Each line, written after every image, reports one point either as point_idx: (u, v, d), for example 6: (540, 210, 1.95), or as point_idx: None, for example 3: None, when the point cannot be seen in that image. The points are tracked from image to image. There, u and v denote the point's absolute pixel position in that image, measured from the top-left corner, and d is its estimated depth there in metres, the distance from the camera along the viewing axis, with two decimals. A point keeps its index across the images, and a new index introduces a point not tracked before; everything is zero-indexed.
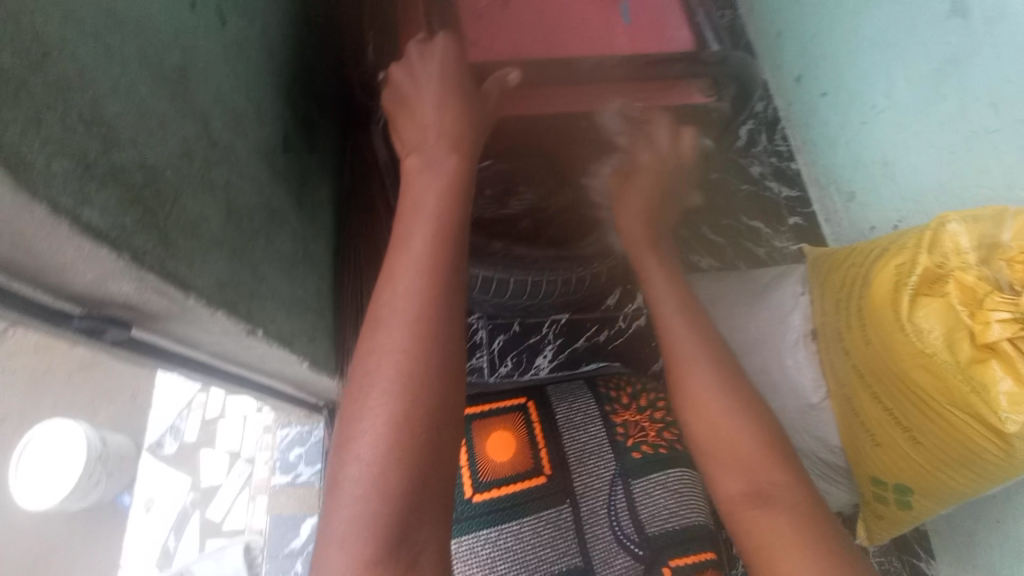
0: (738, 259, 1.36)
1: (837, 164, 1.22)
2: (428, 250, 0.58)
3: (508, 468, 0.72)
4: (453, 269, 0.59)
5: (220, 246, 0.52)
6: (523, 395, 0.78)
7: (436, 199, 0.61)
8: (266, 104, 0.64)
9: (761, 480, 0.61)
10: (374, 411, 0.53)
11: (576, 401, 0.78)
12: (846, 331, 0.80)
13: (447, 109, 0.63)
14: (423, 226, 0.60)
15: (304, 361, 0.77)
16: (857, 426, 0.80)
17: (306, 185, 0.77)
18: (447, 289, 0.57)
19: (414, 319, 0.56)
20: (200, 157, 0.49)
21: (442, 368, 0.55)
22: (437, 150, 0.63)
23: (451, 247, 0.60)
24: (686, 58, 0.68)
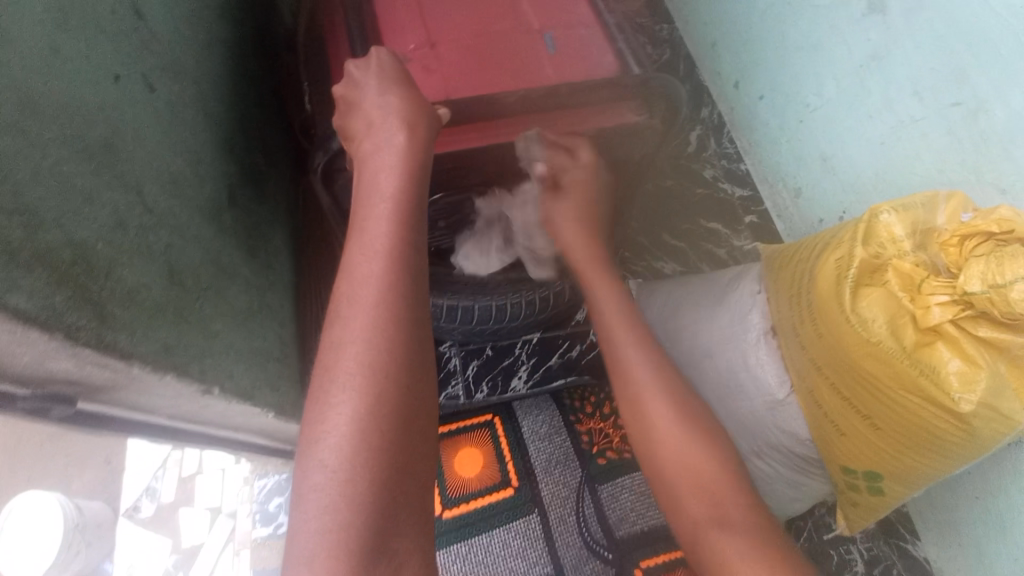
0: (700, 261, 1.40)
1: (781, 162, 1.26)
2: (389, 228, 0.54)
3: (479, 483, 0.83)
4: (416, 248, 0.55)
5: (165, 311, 0.52)
6: (491, 413, 0.89)
7: (393, 176, 0.57)
8: (205, 162, 0.64)
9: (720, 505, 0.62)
10: (336, 410, 0.48)
11: (541, 414, 0.88)
12: (798, 325, 0.81)
13: (392, 96, 0.61)
14: (379, 206, 0.55)
15: (270, 411, 0.76)
16: (821, 417, 0.81)
17: (256, 235, 0.77)
18: (410, 268, 0.53)
19: (376, 302, 0.51)
20: (135, 226, 0.49)
21: (409, 359, 0.51)
22: (385, 126, 0.59)
23: (414, 223, 0.56)
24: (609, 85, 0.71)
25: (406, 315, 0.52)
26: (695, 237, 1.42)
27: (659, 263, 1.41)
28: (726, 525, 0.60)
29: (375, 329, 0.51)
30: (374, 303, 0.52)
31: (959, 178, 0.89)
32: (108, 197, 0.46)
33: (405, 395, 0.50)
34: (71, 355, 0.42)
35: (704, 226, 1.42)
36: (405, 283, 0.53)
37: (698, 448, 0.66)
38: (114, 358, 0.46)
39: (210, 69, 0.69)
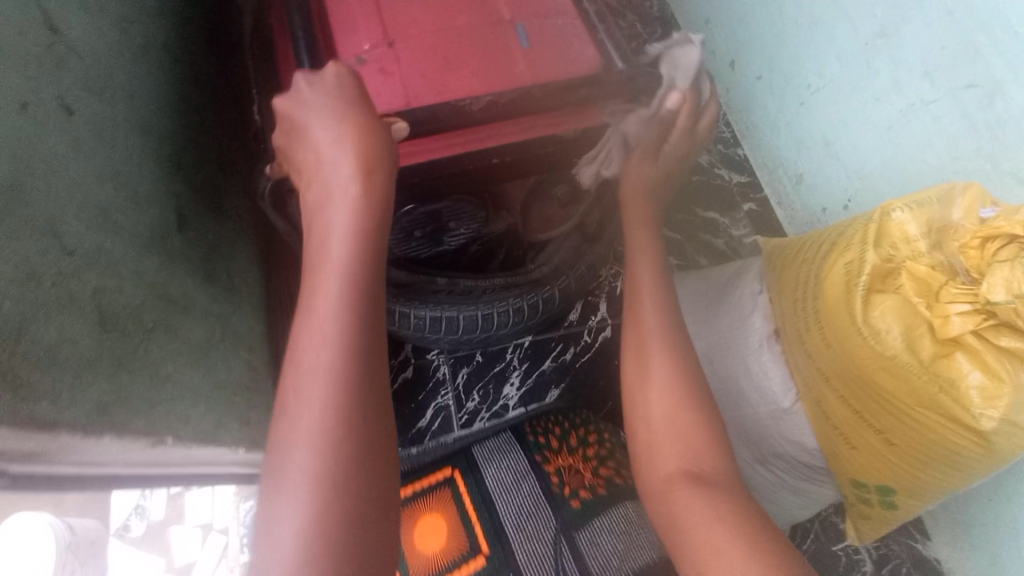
0: (697, 253, 1.34)
1: (782, 147, 1.19)
2: (339, 311, 0.51)
3: (446, 554, 0.78)
4: (370, 334, 0.52)
5: (99, 365, 0.48)
6: (449, 467, 0.88)
7: (345, 242, 0.53)
8: (145, 185, 0.58)
9: (696, 466, 0.59)
10: (282, 529, 0.44)
11: (504, 460, 0.87)
12: (803, 332, 0.76)
13: (342, 116, 0.55)
14: (331, 284, 0.52)
15: (239, 446, 0.72)
16: (829, 429, 0.77)
17: (216, 255, 0.71)
18: (364, 357, 0.50)
19: (328, 402, 0.48)
20: (52, 278, 0.45)
21: (365, 464, 0.47)
22: (337, 154, 0.55)
23: (369, 303, 0.52)
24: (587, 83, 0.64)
25: (360, 418, 0.48)
26: (692, 228, 1.35)
27: None
28: (699, 482, 0.58)
29: (333, 416, 0.47)
30: (327, 389, 0.48)
31: (973, 166, 0.82)
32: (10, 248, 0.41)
33: (368, 484, 0.47)
34: None
35: (701, 216, 1.35)
36: (362, 376, 0.49)
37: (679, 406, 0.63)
38: (33, 429, 0.41)
39: (151, 81, 0.63)
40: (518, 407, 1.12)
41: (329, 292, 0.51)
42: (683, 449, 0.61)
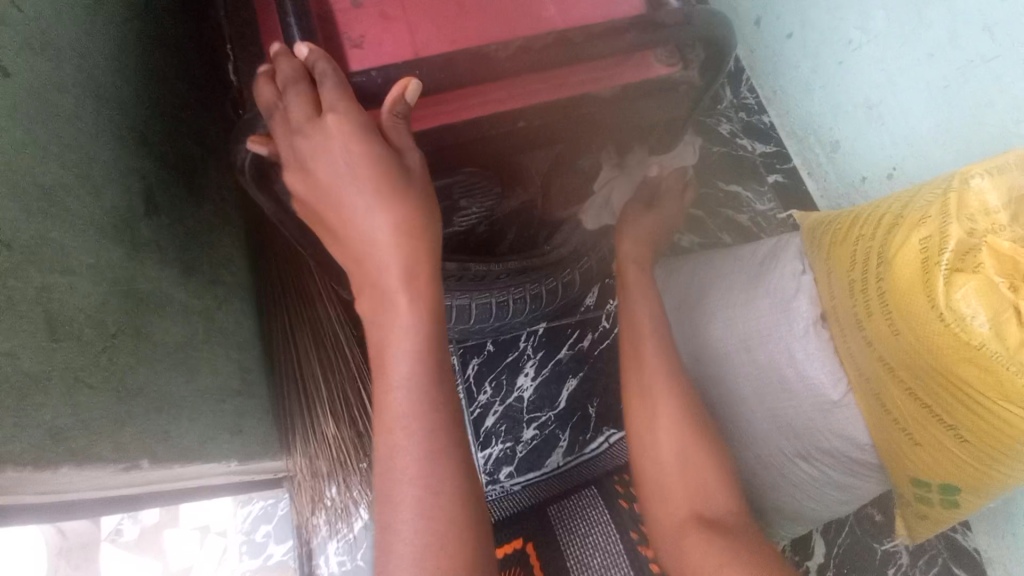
0: (720, 230, 1.24)
1: (815, 112, 1.09)
2: (417, 422, 0.51)
3: None
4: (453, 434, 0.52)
5: (49, 380, 0.42)
6: (522, 536, 0.72)
7: (409, 346, 0.52)
8: (102, 163, 0.49)
9: (710, 511, 0.64)
10: None
11: (588, 532, 0.71)
12: (862, 316, 0.69)
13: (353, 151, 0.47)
14: (403, 397, 0.52)
15: (231, 459, 0.65)
16: (891, 426, 0.70)
17: (197, 243, 0.62)
18: (453, 462, 0.51)
19: (427, 516, 0.49)
20: None
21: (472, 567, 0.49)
22: (376, 223, 0.50)
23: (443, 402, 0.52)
24: (638, 24, 0.49)
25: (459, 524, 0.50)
26: (713, 203, 1.25)
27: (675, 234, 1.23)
28: (713, 525, 0.62)
29: (431, 528, 0.49)
30: (421, 505, 0.49)
31: None
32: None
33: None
34: None
35: (722, 189, 1.26)
36: (454, 483, 0.50)
37: (685, 445, 0.67)
38: None
39: (109, 35, 0.52)
40: (533, 400, 1.05)
41: (402, 418, 0.51)
42: (698, 492, 0.65)
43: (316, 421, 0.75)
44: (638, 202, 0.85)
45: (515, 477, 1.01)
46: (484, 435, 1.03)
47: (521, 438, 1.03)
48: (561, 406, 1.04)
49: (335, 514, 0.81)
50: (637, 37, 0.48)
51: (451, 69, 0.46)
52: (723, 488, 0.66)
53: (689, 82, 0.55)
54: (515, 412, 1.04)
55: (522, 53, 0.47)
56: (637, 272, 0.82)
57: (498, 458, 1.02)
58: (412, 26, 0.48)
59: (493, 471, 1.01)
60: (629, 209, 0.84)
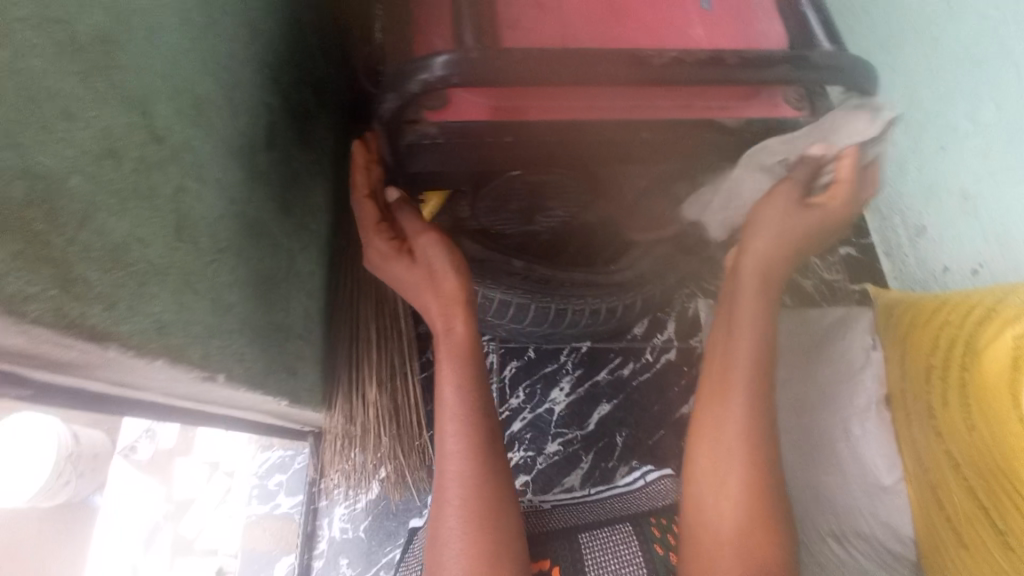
0: (781, 292, 1.20)
1: (904, 195, 1.05)
2: (465, 432, 0.61)
3: None
4: (492, 446, 0.62)
5: (166, 277, 0.39)
6: (546, 558, 0.69)
7: (455, 367, 0.64)
8: (243, 90, 0.51)
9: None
10: None
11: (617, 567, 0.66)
12: (936, 405, 0.68)
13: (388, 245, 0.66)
14: (450, 409, 0.62)
15: (281, 398, 0.64)
16: (939, 519, 0.67)
17: (295, 187, 0.64)
18: (494, 469, 0.61)
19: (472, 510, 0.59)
20: (134, 158, 0.35)
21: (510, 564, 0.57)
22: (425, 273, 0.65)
23: (483, 417, 0.63)
24: (794, 59, 0.47)
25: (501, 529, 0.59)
26: None
27: None
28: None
29: (474, 523, 0.58)
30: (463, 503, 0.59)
31: None
32: (77, 95, 0.31)
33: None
34: (18, 332, 0.30)
35: None
36: (493, 490, 0.60)
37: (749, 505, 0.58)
38: (81, 336, 0.32)
39: None
40: (563, 415, 1.03)
41: (451, 429, 0.62)
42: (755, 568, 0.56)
43: (360, 383, 0.80)
44: (791, 185, 0.60)
45: (531, 487, 0.99)
46: (509, 439, 1.02)
47: (543, 450, 1.01)
48: (588, 428, 1.03)
49: (358, 472, 0.84)
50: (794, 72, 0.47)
51: (609, 62, 0.45)
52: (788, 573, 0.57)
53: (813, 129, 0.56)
54: (542, 423, 1.03)
55: (677, 64, 0.46)
56: (755, 281, 0.62)
57: (517, 464, 1.01)
58: (566, 20, 0.48)
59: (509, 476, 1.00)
60: (772, 192, 0.61)
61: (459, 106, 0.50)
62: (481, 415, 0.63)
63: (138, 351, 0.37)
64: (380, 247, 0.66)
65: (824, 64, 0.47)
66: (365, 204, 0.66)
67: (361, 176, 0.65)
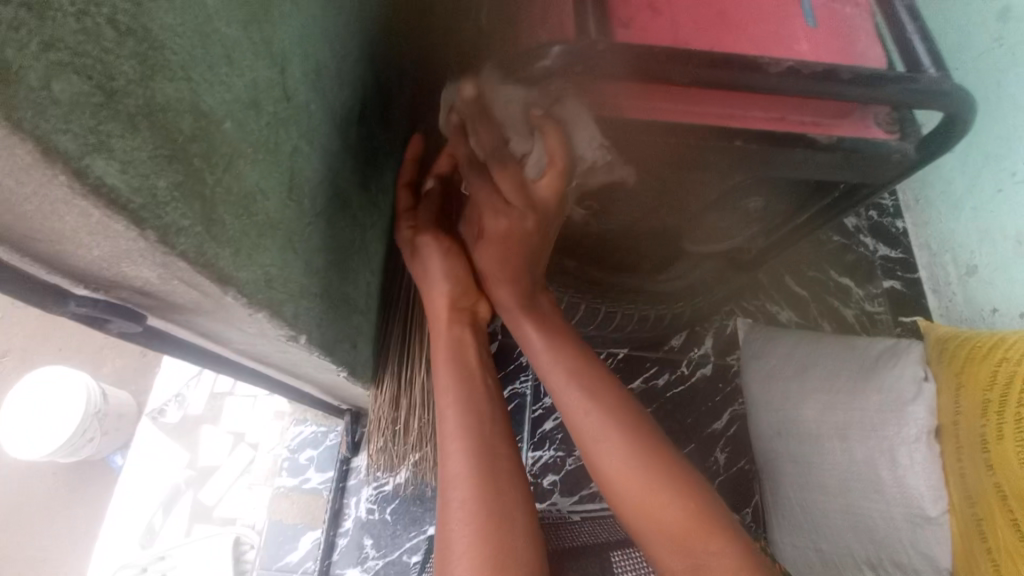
0: (822, 318, 1.17)
1: (958, 231, 1.04)
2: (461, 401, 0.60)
3: None
4: (489, 416, 0.60)
5: (277, 232, 0.40)
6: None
7: (449, 341, 0.65)
8: (348, 62, 0.52)
9: (697, 551, 0.53)
10: None
11: None
12: (990, 439, 0.66)
13: (406, 237, 0.69)
14: (445, 378, 0.62)
15: (341, 369, 0.64)
16: (978, 550, 0.67)
17: (373, 165, 0.65)
18: (491, 441, 0.58)
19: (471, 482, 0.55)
20: (269, 112, 0.37)
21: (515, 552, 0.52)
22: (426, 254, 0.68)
23: (478, 387, 0.62)
24: (898, 78, 0.48)
25: (494, 508, 0.54)
26: (821, 288, 1.18)
27: (773, 306, 1.18)
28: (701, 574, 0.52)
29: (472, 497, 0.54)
30: (461, 473, 0.56)
31: None
32: (241, 45, 0.33)
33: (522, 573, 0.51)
34: (160, 263, 0.30)
35: (834, 279, 1.19)
36: (492, 461, 0.57)
37: (641, 464, 0.57)
38: (210, 278, 0.33)
39: None
40: None
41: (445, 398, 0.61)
42: (678, 534, 0.54)
43: (408, 367, 0.79)
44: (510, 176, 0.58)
45: (558, 487, 0.99)
46: (539, 436, 1.02)
47: (574, 452, 1.01)
48: None
49: (396, 455, 0.84)
50: (898, 90, 0.47)
51: (728, 68, 0.45)
52: (714, 527, 0.54)
53: (903, 153, 0.56)
54: None
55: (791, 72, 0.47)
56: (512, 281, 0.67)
57: (546, 463, 1.00)
58: (676, 21, 0.49)
59: (537, 474, 1.00)
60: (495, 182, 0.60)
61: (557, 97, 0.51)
62: (482, 416, 0.60)
63: (248, 301, 0.38)
64: (402, 235, 0.70)
65: (930, 87, 0.48)
66: (402, 192, 0.70)
67: (409, 169, 0.70)
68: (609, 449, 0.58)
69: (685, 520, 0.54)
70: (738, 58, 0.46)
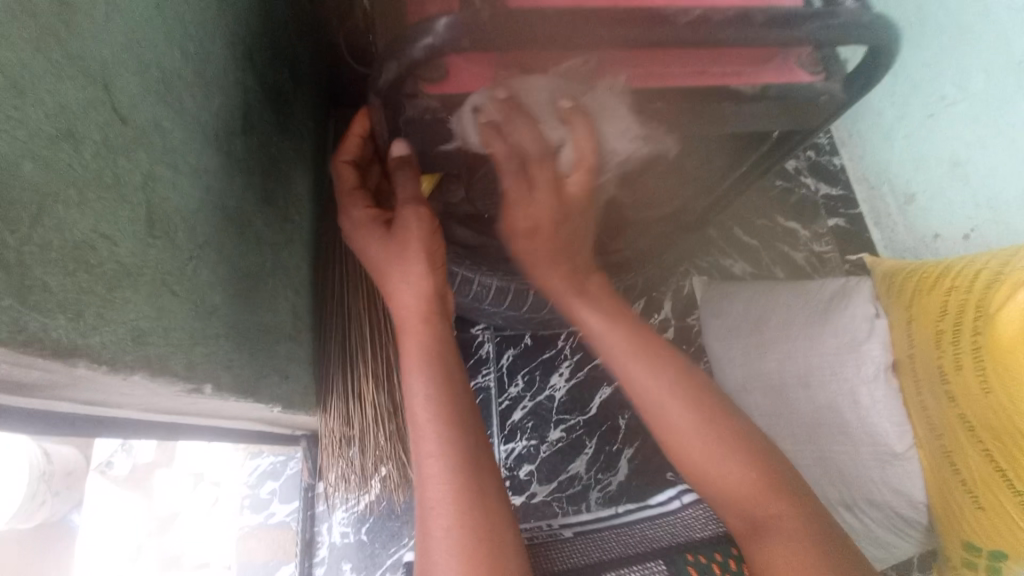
0: (773, 264, 1.16)
1: (893, 161, 1.04)
2: (438, 404, 0.51)
3: None
4: (470, 417, 0.52)
5: (140, 279, 0.34)
6: None
7: (419, 332, 0.55)
8: (214, 63, 0.45)
9: (754, 512, 0.55)
10: None
11: None
12: (948, 370, 0.66)
13: (360, 214, 0.58)
14: (419, 379, 0.52)
15: (275, 405, 0.59)
16: (953, 483, 0.68)
17: (277, 176, 0.58)
18: (479, 453, 0.50)
19: (456, 500, 0.48)
20: (93, 142, 0.31)
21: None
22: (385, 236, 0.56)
23: (457, 387, 0.53)
24: (816, 15, 0.44)
25: (480, 524, 0.47)
26: (770, 235, 1.18)
27: (726, 260, 1.16)
28: (758, 534, 0.54)
29: (460, 512, 0.47)
30: (445, 490, 0.48)
31: None
32: (24, 63, 0.27)
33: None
34: None
35: (781, 224, 1.18)
36: (479, 474, 0.49)
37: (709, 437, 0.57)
38: (44, 355, 0.28)
39: None
40: (565, 401, 1.01)
41: (420, 403, 0.51)
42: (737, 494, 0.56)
43: (357, 383, 0.75)
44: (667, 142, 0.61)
45: (536, 476, 0.96)
46: (509, 428, 0.99)
47: (546, 439, 0.99)
48: (591, 412, 1.00)
49: (357, 475, 0.79)
50: (818, 28, 0.44)
51: (633, 23, 0.41)
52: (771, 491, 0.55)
53: (830, 95, 0.53)
54: (544, 410, 1.00)
55: (705, 23, 0.42)
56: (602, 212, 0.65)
57: (520, 454, 0.98)
58: None
59: (513, 466, 0.97)
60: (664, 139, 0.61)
61: (461, 78, 0.46)
62: (462, 426, 0.51)
63: (113, 368, 0.33)
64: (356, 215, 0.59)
65: (850, 21, 0.45)
66: (344, 170, 0.61)
67: (352, 144, 0.60)
68: (677, 421, 0.58)
69: (744, 487, 0.55)
70: (646, 17, 0.41)
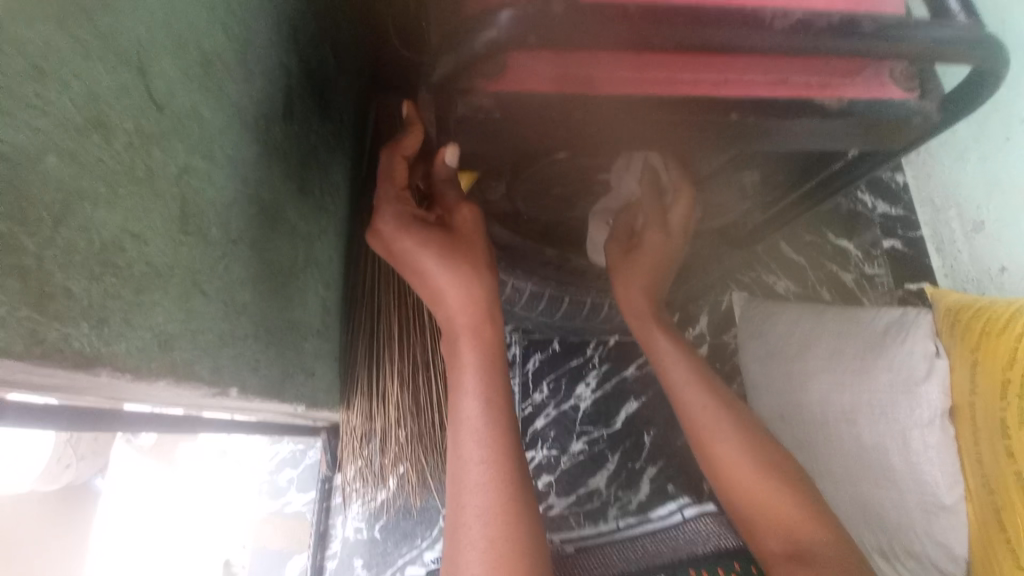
0: (820, 285, 1.12)
1: (962, 183, 0.95)
2: (485, 410, 0.48)
3: None
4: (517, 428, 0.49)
5: (170, 280, 0.33)
6: None
7: (467, 331, 0.51)
8: (257, 47, 0.43)
9: (799, 534, 0.53)
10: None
11: None
12: (1011, 424, 0.61)
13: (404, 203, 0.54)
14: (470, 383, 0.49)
15: (299, 404, 0.57)
16: (997, 539, 0.63)
17: (316, 167, 0.55)
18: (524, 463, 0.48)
19: (503, 509, 0.44)
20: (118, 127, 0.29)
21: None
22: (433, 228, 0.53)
23: (503, 392, 0.50)
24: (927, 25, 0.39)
25: (515, 542, 0.43)
26: (819, 254, 1.14)
27: (771, 278, 1.15)
28: (804, 560, 0.51)
29: (503, 521, 0.44)
30: (487, 501, 0.45)
31: None
32: (33, 47, 0.25)
33: None
34: None
35: (831, 243, 1.12)
36: (518, 480, 0.46)
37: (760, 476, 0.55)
38: (61, 366, 0.27)
39: None
40: (590, 411, 0.98)
41: (472, 405, 0.48)
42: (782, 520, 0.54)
43: (381, 381, 0.72)
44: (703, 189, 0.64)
45: (554, 487, 0.94)
46: (531, 435, 0.97)
47: (568, 449, 0.96)
48: (616, 426, 0.97)
49: (374, 474, 0.77)
50: (930, 42, 0.39)
51: (718, 26, 0.37)
52: (817, 514, 0.54)
53: (925, 115, 0.48)
54: (568, 420, 0.97)
55: (801, 29, 0.38)
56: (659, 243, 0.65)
57: (540, 463, 0.95)
58: None
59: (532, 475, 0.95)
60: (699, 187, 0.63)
61: (519, 74, 0.42)
62: (511, 433, 0.48)
63: (134, 375, 0.31)
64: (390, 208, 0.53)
65: (965, 36, 0.39)
66: (399, 165, 0.54)
67: (413, 139, 0.55)
68: (721, 439, 0.57)
69: (786, 508, 0.54)
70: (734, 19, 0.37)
